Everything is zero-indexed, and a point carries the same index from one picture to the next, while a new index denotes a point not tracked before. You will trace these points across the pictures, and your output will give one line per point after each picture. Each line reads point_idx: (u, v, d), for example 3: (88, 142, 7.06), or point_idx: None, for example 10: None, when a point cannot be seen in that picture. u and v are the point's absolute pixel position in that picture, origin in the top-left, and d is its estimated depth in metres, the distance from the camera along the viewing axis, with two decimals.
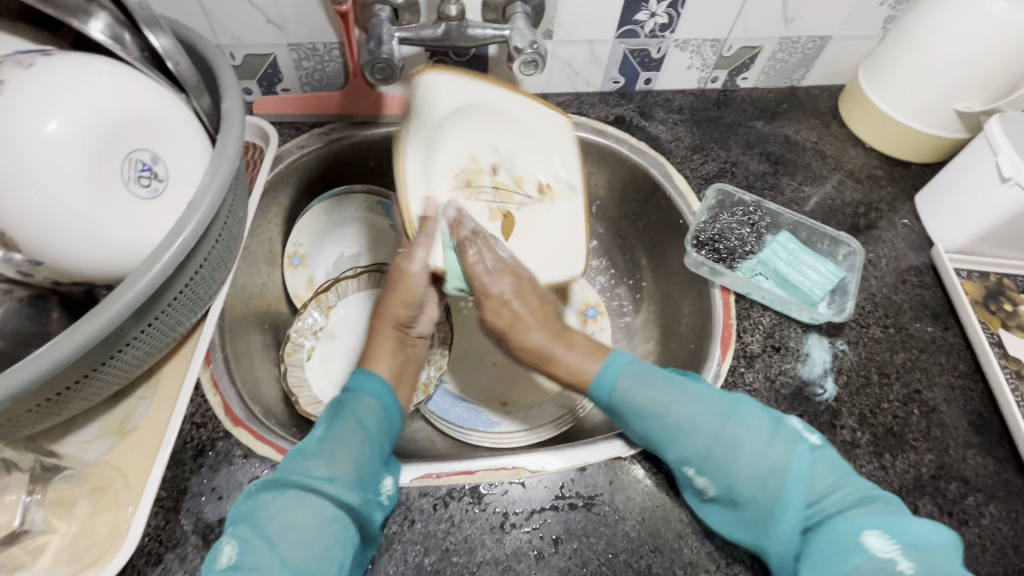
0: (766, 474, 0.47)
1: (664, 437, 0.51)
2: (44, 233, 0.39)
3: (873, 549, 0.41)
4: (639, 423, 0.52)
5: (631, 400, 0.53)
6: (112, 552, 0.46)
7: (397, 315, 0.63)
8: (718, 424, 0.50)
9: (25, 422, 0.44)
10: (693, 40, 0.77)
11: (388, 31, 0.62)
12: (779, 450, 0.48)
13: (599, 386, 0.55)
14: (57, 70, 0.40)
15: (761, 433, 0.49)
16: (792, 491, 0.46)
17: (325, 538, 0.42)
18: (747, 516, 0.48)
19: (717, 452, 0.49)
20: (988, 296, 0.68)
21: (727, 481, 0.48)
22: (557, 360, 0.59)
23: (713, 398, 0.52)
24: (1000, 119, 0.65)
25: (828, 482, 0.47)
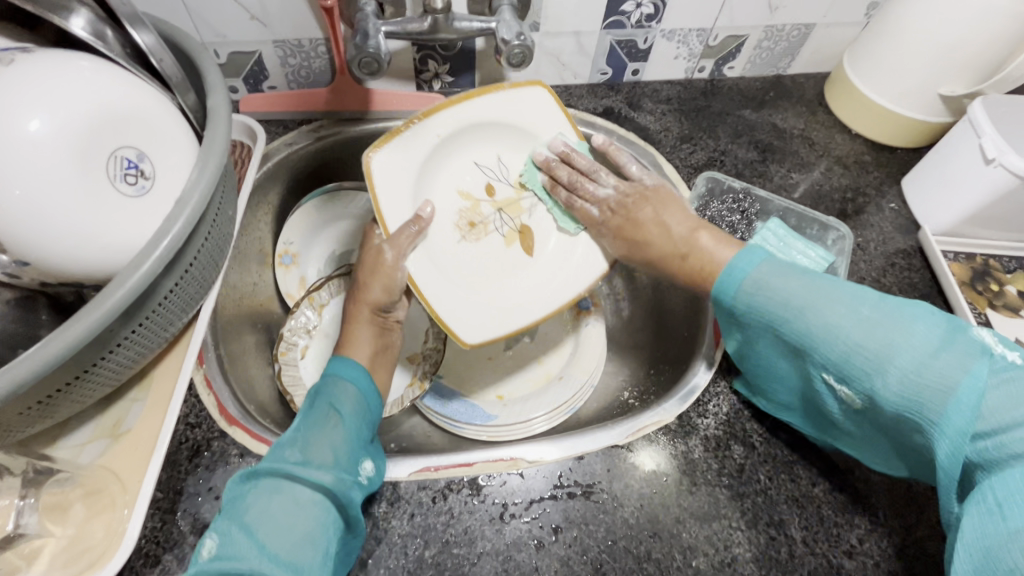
0: (926, 391, 0.40)
1: (801, 335, 0.47)
2: (29, 233, 0.39)
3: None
4: (775, 317, 0.48)
5: (766, 297, 0.49)
6: (109, 555, 0.45)
7: (374, 299, 0.62)
8: (865, 328, 0.43)
9: (15, 426, 0.44)
10: (679, 30, 0.77)
11: (374, 25, 0.61)
12: (947, 365, 0.40)
13: (728, 278, 0.52)
14: (39, 67, 0.40)
15: (930, 339, 0.41)
16: (957, 414, 0.39)
17: (305, 524, 0.43)
18: (897, 424, 0.44)
19: (865, 356, 0.43)
20: (974, 277, 0.69)
21: (875, 392, 0.43)
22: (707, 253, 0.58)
23: (869, 297, 0.45)
24: (983, 102, 0.66)
25: (1022, 415, 0.38)
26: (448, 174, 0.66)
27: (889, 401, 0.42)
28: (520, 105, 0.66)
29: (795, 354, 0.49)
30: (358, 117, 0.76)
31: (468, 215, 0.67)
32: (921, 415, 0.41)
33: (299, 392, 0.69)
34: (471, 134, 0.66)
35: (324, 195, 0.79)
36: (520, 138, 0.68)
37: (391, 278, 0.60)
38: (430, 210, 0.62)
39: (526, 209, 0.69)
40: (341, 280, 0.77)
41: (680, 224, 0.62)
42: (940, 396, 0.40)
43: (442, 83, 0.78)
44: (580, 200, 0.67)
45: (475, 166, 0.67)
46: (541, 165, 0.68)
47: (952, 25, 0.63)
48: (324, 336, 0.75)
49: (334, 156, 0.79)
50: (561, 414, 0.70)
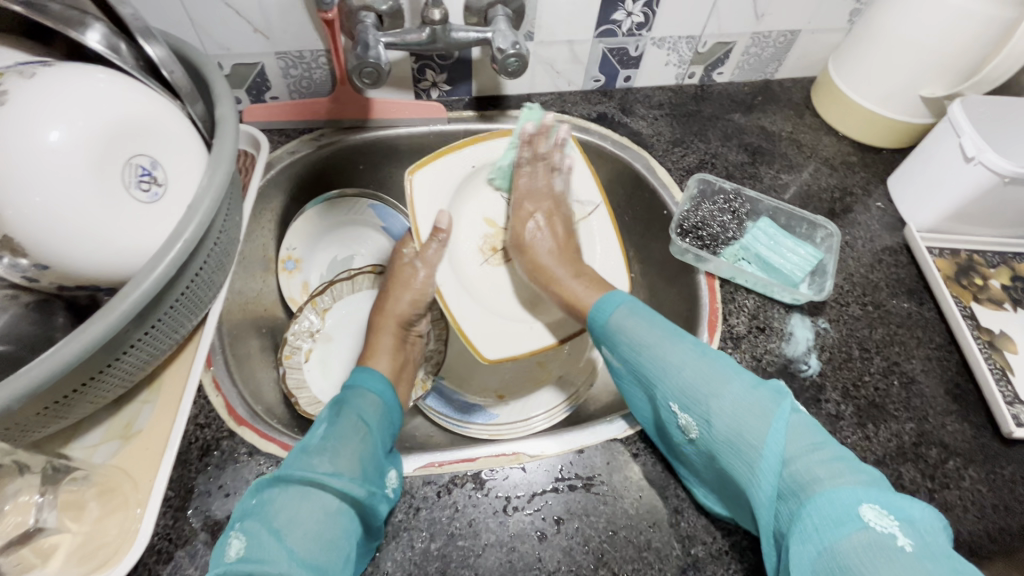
0: (745, 415, 0.46)
1: (647, 373, 0.53)
2: (48, 238, 0.40)
3: (870, 523, 0.37)
4: (632, 354, 0.54)
5: (626, 333, 0.55)
6: (123, 552, 0.47)
7: (401, 313, 0.68)
8: (701, 363, 0.50)
9: (32, 426, 0.45)
10: (669, 38, 0.79)
11: (374, 36, 0.63)
12: (760, 402, 0.46)
13: (598, 317, 0.59)
14: (57, 80, 0.42)
15: (748, 379, 0.48)
16: (770, 450, 0.43)
17: (332, 531, 0.44)
18: (728, 461, 0.46)
19: (697, 388, 0.49)
20: (959, 272, 0.71)
21: (706, 419, 0.47)
22: (562, 283, 0.65)
23: (704, 349, 0.51)
24: (962, 104, 0.68)
25: (812, 443, 0.43)
26: (478, 203, 0.73)
27: (719, 431, 0.46)
28: (549, 155, 0.72)
29: (644, 393, 0.54)
30: (358, 125, 0.78)
31: (492, 240, 0.73)
32: (747, 442, 0.45)
33: (304, 394, 0.71)
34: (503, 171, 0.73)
35: (326, 202, 0.80)
36: None
37: (419, 293, 0.68)
38: (447, 223, 0.66)
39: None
40: (344, 284, 0.79)
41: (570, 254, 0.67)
42: (760, 425, 0.44)
43: (439, 91, 0.81)
44: (602, 238, 0.73)
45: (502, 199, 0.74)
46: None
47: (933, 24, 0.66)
48: (327, 339, 0.77)
49: (336, 164, 0.80)
50: (559, 413, 0.71)
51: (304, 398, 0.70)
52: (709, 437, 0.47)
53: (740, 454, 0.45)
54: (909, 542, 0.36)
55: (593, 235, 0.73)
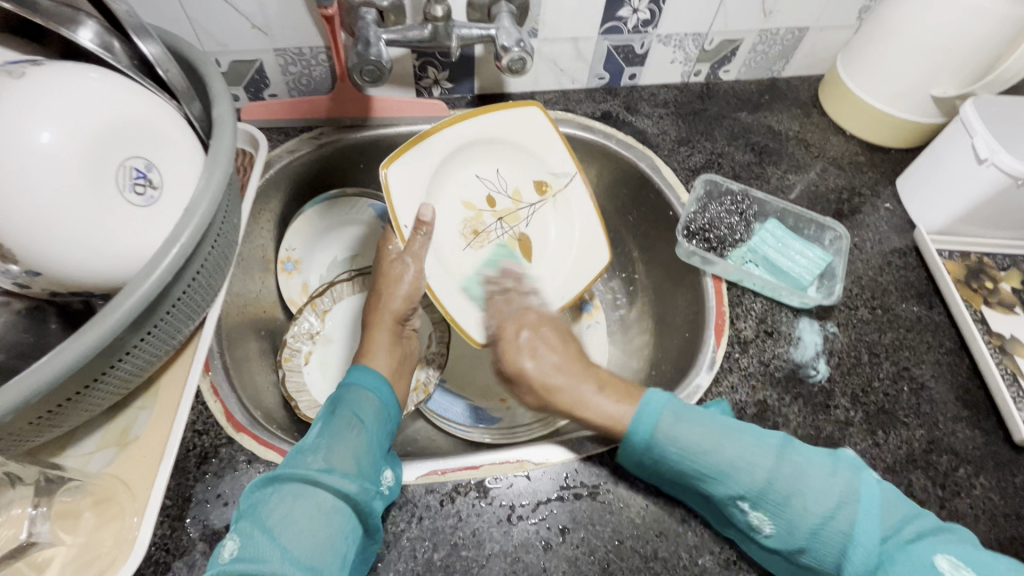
0: (834, 506, 0.44)
1: (708, 480, 0.47)
2: (40, 244, 0.39)
3: (947, 574, 0.41)
4: (688, 467, 0.48)
5: (678, 442, 0.48)
6: (119, 562, 0.46)
7: (396, 310, 0.65)
8: (778, 462, 0.46)
9: (25, 436, 0.44)
10: (675, 34, 0.78)
11: (375, 33, 0.62)
12: (844, 483, 0.46)
13: (635, 433, 0.50)
14: (48, 81, 0.40)
15: (824, 463, 0.47)
16: (863, 533, 0.44)
17: (326, 529, 0.43)
18: (814, 549, 0.45)
19: (778, 489, 0.46)
20: (969, 274, 0.70)
21: (793, 519, 0.45)
22: (586, 403, 0.55)
23: (765, 437, 0.48)
24: (974, 104, 0.67)
25: (898, 513, 0.45)
26: (455, 186, 0.71)
27: (806, 528, 0.45)
28: (521, 129, 0.72)
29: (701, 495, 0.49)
30: (359, 123, 0.77)
31: (473, 224, 0.72)
32: (836, 530, 0.44)
33: (304, 398, 0.70)
34: (478, 150, 0.72)
35: (326, 202, 0.79)
36: (518, 157, 0.74)
37: (410, 289, 0.65)
38: (431, 215, 0.63)
39: (524, 219, 0.75)
40: (344, 285, 0.78)
41: (571, 361, 0.59)
42: (852, 511, 0.44)
43: (441, 89, 0.79)
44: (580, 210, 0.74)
45: (477, 180, 0.73)
46: (540, 183, 0.74)
47: (943, 22, 0.64)
48: (327, 341, 0.75)
49: (336, 163, 0.79)
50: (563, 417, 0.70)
51: (304, 402, 0.69)
52: (793, 538, 0.45)
53: (828, 541, 0.44)
54: None
55: (571, 206, 0.75)
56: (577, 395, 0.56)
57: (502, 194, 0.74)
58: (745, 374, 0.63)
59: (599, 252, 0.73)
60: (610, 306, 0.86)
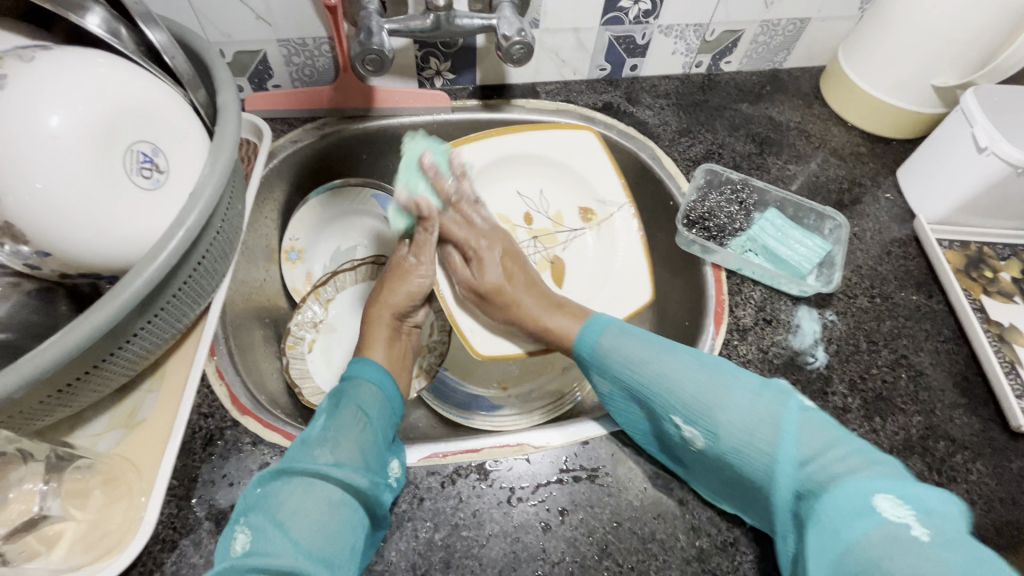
0: (755, 424, 0.46)
1: (642, 391, 0.53)
2: (50, 225, 0.40)
3: (883, 514, 0.37)
4: (627, 376, 0.55)
5: (615, 352, 0.56)
6: (128, 539, 0.47)
7: (397, 305, 0.66)
8: (700, 376, 0.50)
9: (35, 414, 0.45)
10: (676, 25, 0.78)
11: (378, 23, 0.62)
12: (768, 405, 0.47)
13: (583, 341, 0.60)
14: (57, 65, 0.41)
15: (750, 384, 0.49)
16: (785, 451, 0.44)
17: (336, 521, 0.45)
18: (741, 468, 0.46)
19: (703, 402, 0.49)
20: (969, 264, 0.70)
21: (713, 427, 0.48)
22: (542, 319, 0.64)
23: (703, 358, 0.52)
24: (975, 93, 0.67)
25: (824, 440, 0.44)
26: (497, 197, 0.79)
27: (728, 442, 0.47)
28: (576, 152, 0.78)
29: (642, 412, 0.54)
30: (361, 114, 0.77)
31: (507, 236, 0.78)
32: (758, 450, 0.45)
33: (308, 385, 0.71)
34: (525, 171, 0.79)
35: (329, 191, 0.80)
36: (570, 182, 0.79)
37: (414, 286, 0.67)
38: (427, 209, 0.65)
39: (561, 243, 0.79)
40: (347, 275, 0.79)
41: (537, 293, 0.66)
42: (771, 432, 0.45)
43: (443, 80, 0.80)
44: (624, 236, 0.77)
45: (520, 196, 0.79)
46: (586, 211, 0.79)
47: (951, 9, 0.64)
48: (331, 329, 0.76)
49: (339, 153, 0.80)
50: (564, 405, 0.71)
51: (307, 389, 0.70)
52: (718, 447, 0.48)
53: (751, 459, 0.45)
54: (925, 533, 0.36)
55: (614, 235, 0.78)
56: (544, 312, 0.64)
57: (543, 215, 0.80)
58: (744, 361, 0.63)
59: (641, 292, 0.73)
60: None
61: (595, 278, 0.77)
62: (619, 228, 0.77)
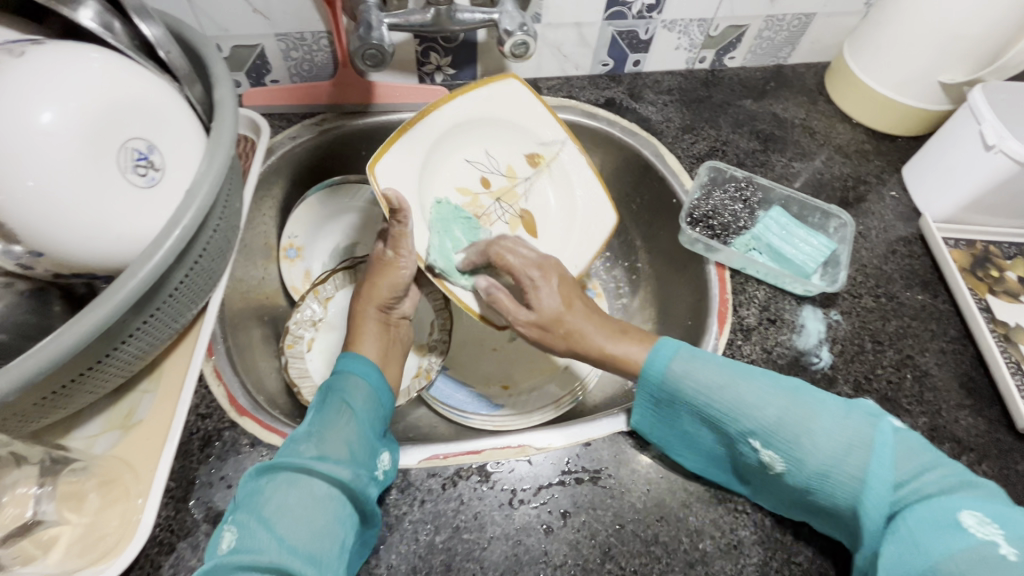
0: (844, 449, 0.45)
1: (720, 418, 0.49)
2: (43, 225, 0.39)
3: (971, 530, 0.40)
4: (702, 402, 0.50)
5: (691, 381, 0.51)
6: (124, 543, 0.46)
7: (381, 298, 0.65)
8: (787, 401, 0.48)
9: (30, 416, 0.44)
10: (680, 20, 0.77)
11: (377, 17, 0.61)
12: (859, 426, 0.46)
13: (650, 369, 0.52)
14: (49, 60, 0.40)
15: (837, 406, 0.47)
16: (879, 474, 0.44)
17: (323, 517, 0.44)
18: (825, 491, 0.45)
19: (788, 427, 0.47)
20: (974, 263, 0.69)
21: (800, 457, 0.46)
22: (607, 348, 0.57)
23: (780, 379, 0.50)
24: (982, 90, 0.66)
25: (918, 462, 0.44)
26: (448, 176, 0.69)
27: (815, 468, 0.45)
28: (507, 104, 0.71)
29: (710, 434, 0.51)
30: (361, 109, 0.76)
31: (473, 208, 0.70)
32: (847, 474, 0.44)
33: (307, 384, 0.70)
34: (464, 134, 0.70)
35: (327, 188, 0.79)
36: (507, 131, 0.72)
37: (397, 277, 0.64)
38: (400, 202, 0.58)
39: (522, 195, 0.74)
40: (346, 273, 0.78)
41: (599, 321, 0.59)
42: (865, 455, 0.44)
43: (443, 75, 0.78)
44: (575, 172, 0.74)
45: (469, 164, 0.71)
46: (533, 156, 0.73)
47: (965, 3, 0.63)
48: (329, 328, 0.75)
49: (338, 150, 0.79)
50: (567, 404, 0.70)
51: (306, 388, 0.69)
52: (802, 475, 0.46)
53: (838, 484, 0.45)
54: (1014, 550, 0.38)
55: (566, 173, 0.74)
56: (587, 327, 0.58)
57: (496, 173, 0.73)
58: (747, 361, 0.63)
59: (606, 213, 0.73)
60: (613, 295, 0.86)
61: (564, 217, 0.74)
62: (571, 162, 0.74)
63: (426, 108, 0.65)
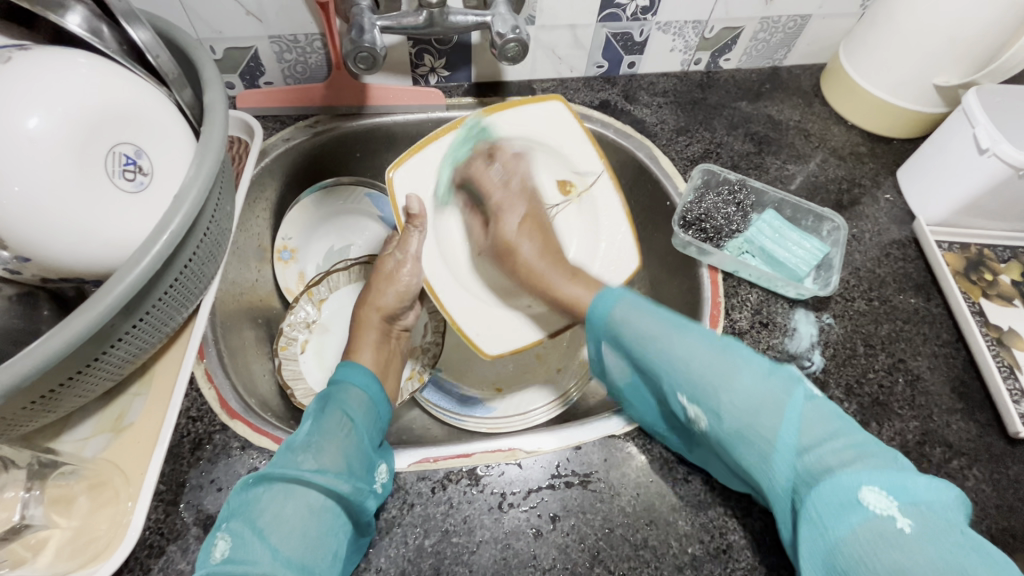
0: (759, 407, 0.44)
1: (653, 368, 0.51)
2: (29, 230, 0.39)
3: (868, 505, 0.37)
4: (634, 349, 0.52)
5: (627, 328, 0.53)
6: (113, 547, 0.46)
7: (386, 305, 0.66)
8: (710, 357, 0.48)
9: (19, 420, 0.44)
10: (675, 22, 0.77)
11: (370, 20, 0.61)
12: (773, 391, 0.45)
13: (596, 312, 0.56)
14: (36, 65, 0.40)
15: (759, 367, 0.47)
16: (785, 440, 0.43)
17: (318, 528, 0.44)
18: (740, 450, 0.45)
19: (707, 380, 0.47)
20: (968, 266, 0.69)
21: (715, 412, 0.46)
22: (557, 289, 0.61)
23: (712, 335, 0.50)
24: (977, 93, 0.66)
25: (825, 430, 0.43)
26: (469, 190, 0.68)
27: (731, 423, 0.45)
28: (546, 129, 0.68)
29: (651, 385, 0.53)
30: (355, 111, 0.76)
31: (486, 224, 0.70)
32: (757, 433, 0.44)
33: (300, 386, 0.70)
34: (497, 153, 0.68)
35: (322, 190, 0.79)
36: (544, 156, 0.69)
37: (403, 286, 0.66)
38: (419, 207, 0.63)
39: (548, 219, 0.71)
40: (341, 274, 0.78)
41: (556, 263, 0.63)
42: (774, 419, 0.44)
43: (438, 77, 0.78)
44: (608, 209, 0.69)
45: None
46: (563, 182, 0.70)
47: (959, 5, 0.63)
48: (323, 330, 0.76)
49: (332, 151, 0.79)
50: (560, 406, 0.71)
51: (299, 390, 0.69)
52: (719, 430, 0.46)
53: (752, 447, 0.44)
54: (910, 523, 0.36)
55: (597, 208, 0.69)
56: (547, 271, 0.62)
57: None
58: None
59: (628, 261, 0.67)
60: None
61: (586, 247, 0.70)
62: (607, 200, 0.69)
63: (461, 118, 0.65)
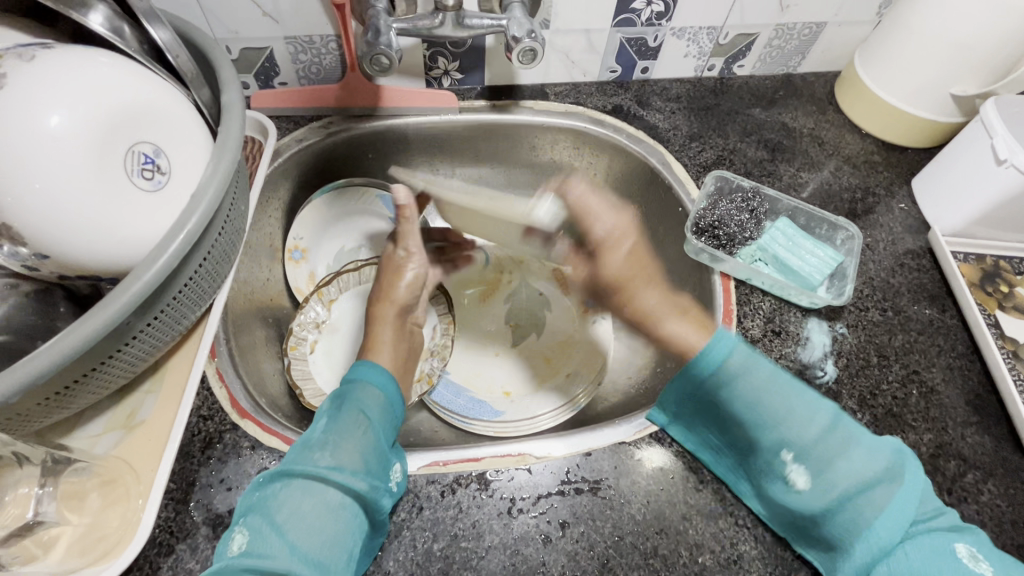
0: (874, 478, 0.45)
1: (756, 428, 0.48)
2: (47, 227, 0.39)
3: (964, 560, 0.42)
4: (742, 407, 0.49)
5: (745, 379, 0.49)
6: (123, 544, 0.46)
7: (399, 299, 0.68)
8: (830, 425, 0.47)
9: (35, 415, 0.45)
10: (689, 28, 0.77)
11: (386, 22, 0.61)
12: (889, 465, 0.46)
13: (707, 357, 0.49)
14: (58, 62, 0.40)
15: (872, 439, 0.47)
16: (901, 513, 0.43)
17: (335, 526, 0.44)
18: (843, 516, 0.45)
19: (823, 448, 0.46)
20: (984, 277, 0.68)
21: (828, 475, 0.46)
22: (665, 325, 0.58)
23: (825, 403, 0.49)
24: (995, 103, 0.66)
25: (934, 504, 0.45)
26: None
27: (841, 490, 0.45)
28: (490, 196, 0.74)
29: (741, 437, 0.51)
30: (368, 113, 0.76)
31: None
32: (861, 511, 0.44)
33: (309, 386, 0.70)
34: None
35: (335, 190, 0.79)
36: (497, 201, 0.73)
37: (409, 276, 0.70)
38: (405, 198, 0.69)
39: None
40: (351, 275, 0.78)
41: (661, 293, 0.61)
42: (890, 490, 0.44)
43: (451, 80, 0.78)
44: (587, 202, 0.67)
45: None
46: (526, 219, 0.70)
47: (983, 15, 0.62)
48: (333, 330, 0.76)
49: (345, 152, 0.79)
50: (567, 412, 0.71)
51: (308, 390, 0.69)
52: (824, 492, 0.46)
53: (860, 515, 0.44)
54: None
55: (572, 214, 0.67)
56: (633, 278, 0.61)
57: None
58: None
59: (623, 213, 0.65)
60: None
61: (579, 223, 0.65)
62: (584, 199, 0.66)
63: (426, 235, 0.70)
